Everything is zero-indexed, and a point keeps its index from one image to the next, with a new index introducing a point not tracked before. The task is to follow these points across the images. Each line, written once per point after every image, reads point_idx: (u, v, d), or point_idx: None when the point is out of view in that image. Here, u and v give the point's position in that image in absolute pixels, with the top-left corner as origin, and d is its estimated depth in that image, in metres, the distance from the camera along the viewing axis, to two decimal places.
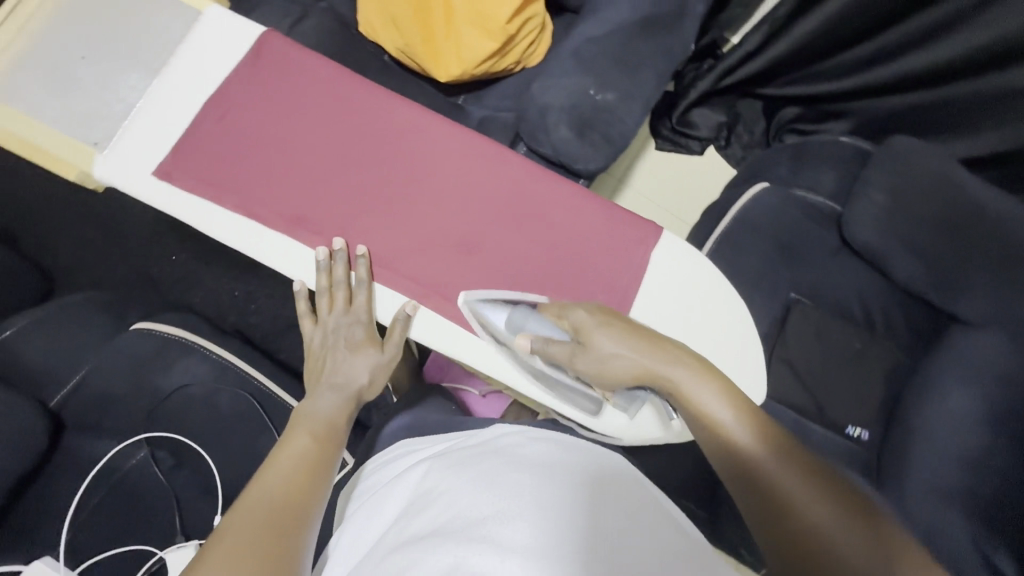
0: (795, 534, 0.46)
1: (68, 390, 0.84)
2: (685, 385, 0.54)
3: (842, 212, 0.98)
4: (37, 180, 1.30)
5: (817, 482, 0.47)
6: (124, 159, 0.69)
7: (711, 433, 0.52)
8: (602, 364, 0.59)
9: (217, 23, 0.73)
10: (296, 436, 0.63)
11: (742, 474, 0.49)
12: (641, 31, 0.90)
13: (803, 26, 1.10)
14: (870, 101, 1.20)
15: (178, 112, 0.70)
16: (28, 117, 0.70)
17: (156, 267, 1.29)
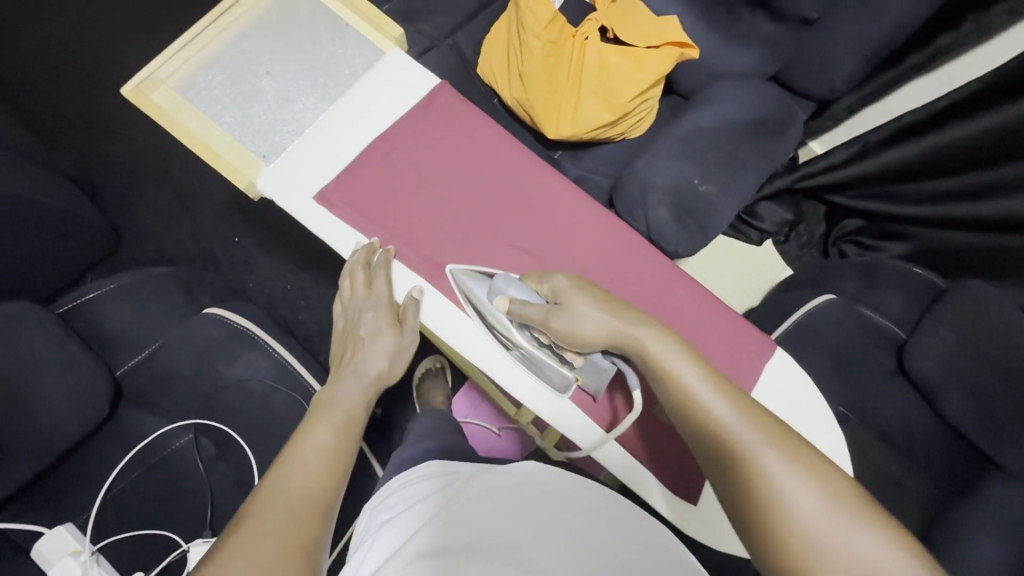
0: (757, 494, 0.50)
1: (138, 362, 0.85)
2: (662, 354, 0.59)
3: (906, 339, 1.00)
4: (128, 141, 1.35)
5: (777, 439, 0.52)
6: (289, 177, 0.72)
7: (685, 406, 0.56)
8: (575, 324, 0.63)
9: (397, 67, 0.78)
10: (313, 427, 0.66)
11: (714, 443, 0.54)
12: (751, 133, 0.94)
13: (890, 154, 1.14)
14: (934, 232, 1.22)
15: (348, 144, 0.74)
16: (208, 120, 0.74)
17: (220, 246, 1.32)
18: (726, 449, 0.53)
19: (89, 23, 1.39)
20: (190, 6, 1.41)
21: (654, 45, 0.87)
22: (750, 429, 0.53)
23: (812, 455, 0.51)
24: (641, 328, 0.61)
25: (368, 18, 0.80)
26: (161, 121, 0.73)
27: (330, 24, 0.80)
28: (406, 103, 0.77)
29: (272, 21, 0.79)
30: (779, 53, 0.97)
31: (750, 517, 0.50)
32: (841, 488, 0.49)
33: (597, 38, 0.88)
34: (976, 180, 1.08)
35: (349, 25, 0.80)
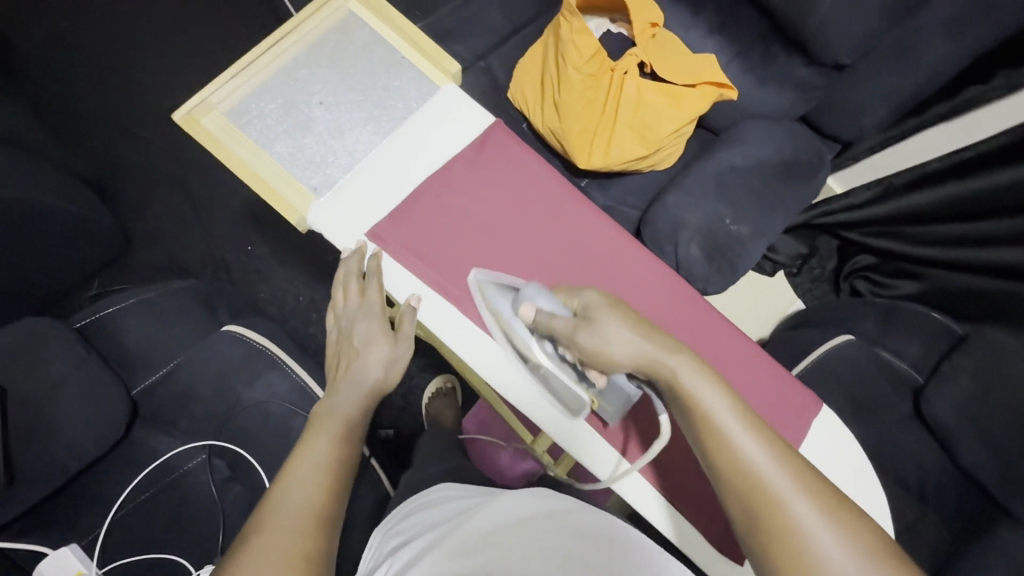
0: (789, 549, 0.47)
1: (156, 380, 0.83)
2: (694, 386, 0.54)
3: (924, 385, 1.00)
4: (142, 143, 1.33)
5: (814, 491, 0.49)
6: (342, 214, 0.71)
7: (717, 446, 0.52)
8: (602, 344, 0.59)
9: (452, 104, 0.76)
10: (311, 439, 0.63)
11: (746, 491, 0.50)
12: (783, 174, 0.94)
13: (912, 200, 1.15)
14: (947, 274, 1.16)
15: (401, 181, 0.73)
16: (260, 150, 0.72)
17: (233, 254, 1.30)
18: (760, 498, 0.49)
19: (111, 22, 1.38)
20: (215, 12, 1.40)
21: (693, 83, 0.87)
22: (786, 477, 0.49)
23: (851, 509, 0.48)
24: (673, 355, 0.57)
25: (425, 51, 0.78)
26: (212, 148, 0.71)
27: (385, 55, 0.78)
28: (460, 141, 0.76)
29: (326, 49, 0.77)
30: (811, 95, 0.98)
31: (762, 544, 0.49)
32: (852, 516, 0.48)
33: (636, 73, 0.87)
34: (992, 227, 1.05)
35: (405, 58, 0.78)
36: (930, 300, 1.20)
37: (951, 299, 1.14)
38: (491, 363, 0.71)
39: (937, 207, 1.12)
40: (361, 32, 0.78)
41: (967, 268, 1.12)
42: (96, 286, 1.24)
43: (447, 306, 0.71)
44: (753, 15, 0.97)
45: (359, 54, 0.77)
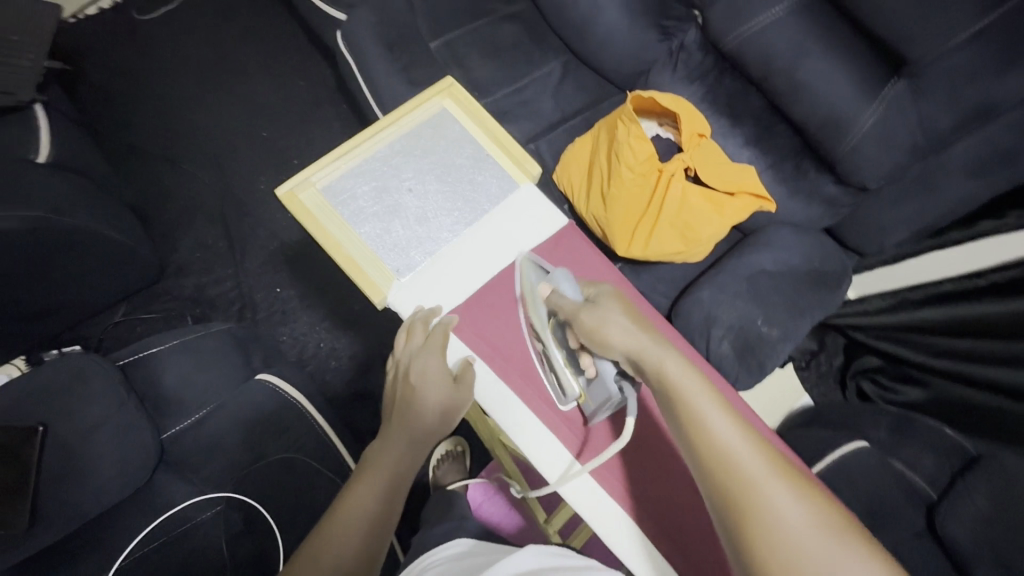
0: (759, 526, 0.47)
1: (187, 425, 0.83)
2: (681, 378, 0.57)
3: (938, 501, 0.99)
4: (188, 176, 1.37)
5: (781, 472, 0.50)
6: (417, 296, 0.74)
7: (693, 429, 0.54)
8: (602, 325, 0.63)
9: (532, 205, 0.80)
10: (368, 477, 0.66)
11: (721, 473, 0.51)
12: (810, 283, 0.99)
13: (925, 314, 1.21)
14: (951, 387, 1.18)
15: (477, 271, 0.77)
16: (347, 226, 0.75)
17: (262, 294, 1.30)
18: (733, 478, 0.50)
19: (174, 60, 1.45)
20: (275, 61, 1.47)
21: (733, 191, 0.94)
22: (759, 461, 0.51)
23: (820, 493, 0.50)
24: (659, 347, 0.60)
25: (510, 153, 0.82)
26: (306, 223, 0.75)
27: (472, 151, 0.82)
28: (537, 238, 0.80)
29: (420, 139, 0.81)
30: (838, 211, 1.05)
31: (735, 518, 0.49)
32: (817, 494, 0.49)
33: (681, 176, 0.93)
34: (995, 349, 1.09)
35: (491, 156, 0.82)
36: (937, 410, 1.21)
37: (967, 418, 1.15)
38: (547, 451, 0.71)
39: (948, 325, 1.18)
40: (452, 128, 0.83)
41: (982, 388, 1.13)
42: (121, 313, 1.25)
43: (508, 393, 0.72)
44: (787, 134, 1.07)
45: (449, 148, 0.82)
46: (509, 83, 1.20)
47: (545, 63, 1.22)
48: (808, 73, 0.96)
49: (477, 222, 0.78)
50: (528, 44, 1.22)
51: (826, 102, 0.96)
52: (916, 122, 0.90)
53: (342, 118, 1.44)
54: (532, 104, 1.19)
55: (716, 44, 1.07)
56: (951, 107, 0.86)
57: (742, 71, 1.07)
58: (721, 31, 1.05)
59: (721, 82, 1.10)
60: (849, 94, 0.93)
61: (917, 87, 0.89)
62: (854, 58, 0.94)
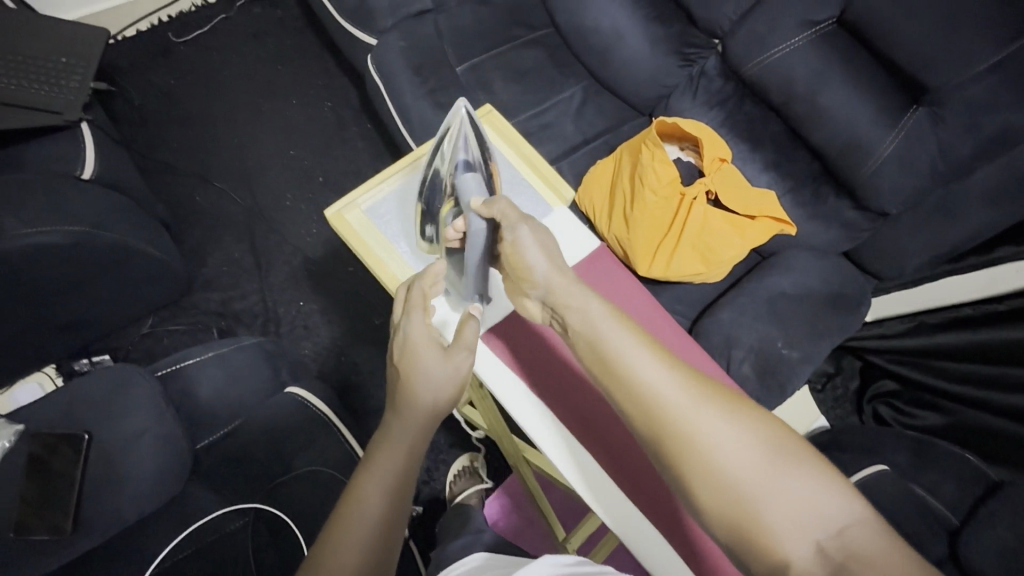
0: (692, 456, 0.50)
1: (216, 437, 0.86)
2: (598, 323, 0.58)
3: (961, 528, 0.99)
4: (218, 192, 1.41)
5: (701, 396, 0.53)
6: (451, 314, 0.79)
7: (616, 374, 0.55)
8: (522, 268, 0.63)
9: (566, 227, 0.82)
10: (371, 471, 0.62)
11: (650, 418, 0.53)
12: (830, 306, 1.01)
13: (945, 339, 1.21)
14: (972, 411, 1.18)
15: None
16: (390, 244, 0.80)
17: (285, 308, 1.33)
18: (658, 414, 0.52)
19: (207, 79, 1.50)
20: (304, 82, 1.52)
21: (754, 216, 0.96)
22: (679, 389, 0.53)
23: (741, 405, 0.53)
24: (580, 291, 0.60)
25: (545, 177, 0.86)
26: (351, 241, 0.80)
27: (509, 175, 0.86)
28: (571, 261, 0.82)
29: None
30: (857, 235, 1.07)
31: (665, 450, 0.52)
32: (736, 405, 0.53)
33: (703, 201, 0.95)
34: (1018, 374, 1.10)
35: (526, 180, 0.86)
36: (956, 435, 1.20)
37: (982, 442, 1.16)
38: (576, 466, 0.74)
39: (969, 350, 1.18)
40: (490, 153, 0.87)
41: (1002, 414, 1.13)
42: (149, 324, 1.28)
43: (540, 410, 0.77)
44: (805, 159, 1.09)
45: None
46: (532, 106, 1.23)
47: (567, 86, 1.26)
48: (828, 101, 0.99)
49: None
50: (551, 68, 1.26)
51: (846, 128, 0.98)
52: (936, 149, 0.92)
53: (366, 138, 1.48)
54: (554, 126, 1.23)
55: (736, 71, 1.10)
56: (971, 136, 0.88)
57: (762, 97, 1.09)
58: (742, 59, 1.07)
59: (741, 106, 1.12)
60: (868, 122, 0.96)
61: (937, 116, 0.91)
62: (874, 87, 0.96)
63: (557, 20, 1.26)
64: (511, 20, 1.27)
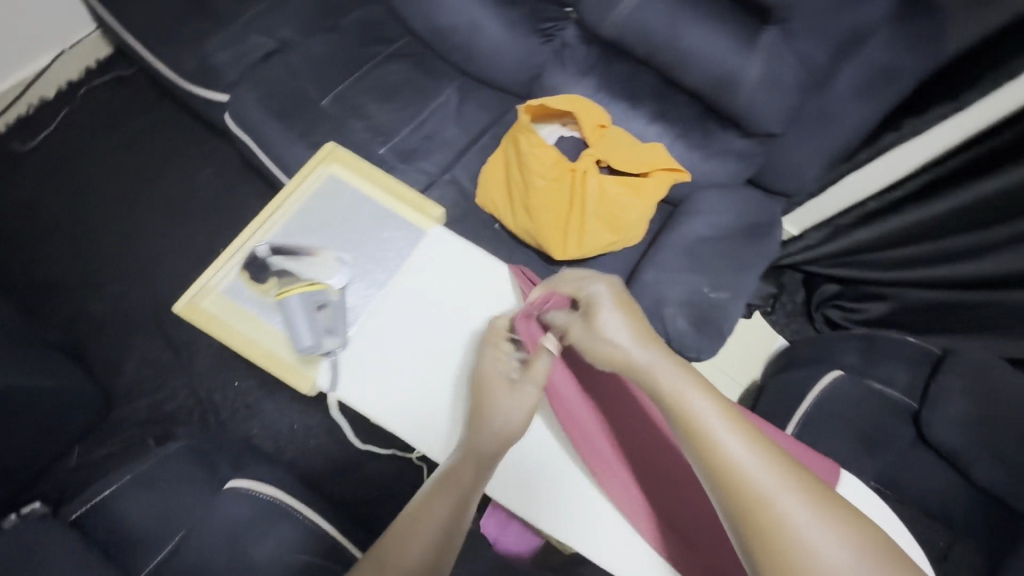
0: (783, 548, 0.47)
1: (165, 553, 0.85)
2: (678, 387, 0.55)
3: (920, 409, 1.04)
4: (114, 295, 1.31)
5: (797, 486, 0.50)
6: (346, 366, 0.75)
7: (704, 444, 0.52)
8: (600, 335, 0.60)
9: (443, 245, 0.81)
10: (432, 510, 0.62)
11: (741, 499, 0.49)
12: (745, 236, 1.03)
13: (858, 237, 1.24)
14: (908, 291, 1.23)
15: (401, 324, 0.77)
16: (259, 319, 0.79)
17: (219, 393, 1.25)
18: (750, 491, 0.49)
19: (67, 182, 1.39)
20: (174, 155, 1.43)
21: (649, 171, 0.95)
22: (770, 471, 0.50)
23: (838, 503, 0.50)
24: (654, 356, 0.58)
25: (409, 202, 0.85)
26: (214, 326, 0.78)
27: (372, 210, 0.85)
28: (456, 275, 0.80)
29: (320, 211, 0.84)
30: (752, 160, 1.08)
31: (757, 539, 0.48)
32: (830, 499, 0.50)
33: (595, 170, 0.93)
34: (952, 246, 1.13)
35: (390, 210, 0.85)
36: (904, 313, 1.26)
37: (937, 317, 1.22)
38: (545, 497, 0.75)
39: (890, 237, 1.21)
40: (346, 192, 0.86)
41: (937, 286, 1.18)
42: (77, 455, 1.18)
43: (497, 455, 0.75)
44: (685, 101, 1.09)
45: (346, 213, 0.84)
46: (412, 119, 1.19)
47: (440, 90, 1.22)
48: (687, 42, 0.98)
49: (391, 280, 0.80)
50: (418, 77, 1.22)
51: (710, 63, 0.99)
52: (796, 62, 0.93)
53: (257, 194, 1.40)
54: (436, 133, 1.18)
55: (594, 33, 1.09)
56: (823, 41, 0.89)
57: (626, 52, 1.08)
58: (596, 21, 1.05)
59: (610, 65, 1.10)
60: (728, 52, 0.96)
61: (789, 30, 0.91)
62: (723, 16, 0.96)
63: (413, 27, 1.22)
64: (366, 39, 1.22)
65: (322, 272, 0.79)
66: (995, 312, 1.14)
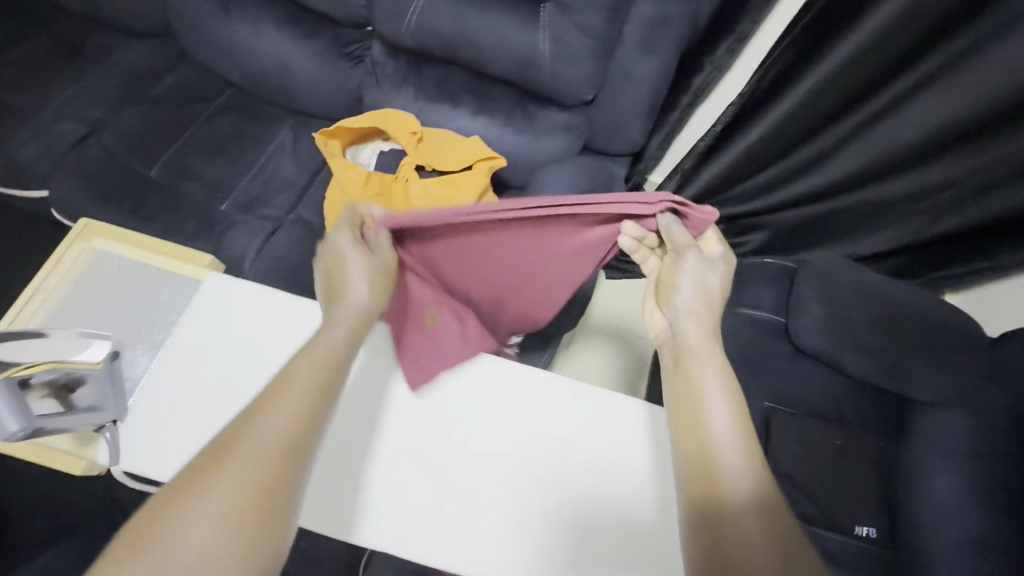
0: (726, 531, 0.50)
1: None
2: (698, 374, 0.58)
3: (787, 322, 1.12)
4: None
5: (764, 501, 0.51)
6: (135, 453, 0.62)
7: (696, 423, 0.55)
8: (685, 279, 0.62)
9: (217, 290, 0.71)
10: (296, 377, 0.53)
11: (707, 471, 0.53)
12: None
13: (707, 173, 1.23)
14: (780, 214, 1.28)
15: (188, 388, 0.65)
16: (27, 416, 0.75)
17: (119, 490, 1.18)
18: (712, 477, 0.52)
19: None
20: None
21: (468, 165, 0.97)
22: (745, 476, 0.52)
23: (796, 537, 0.50)
24: (700, 332, 0.61)
25: (172, 254, 0.86)
26: None
27: (141, 271, 0.82)
28: (236, 318, 0.69)
29: (92, 289, 0.81)
30: (577, 130, 1.12)
31: (708, 513, 0.51)
32: (786, 524, 0.50)
33: (416, 177, 0.96)
34: (805, 158, 1.13)
35: (159, 268, 0.82)
36: (780, 235, 1.32)
37: (815, 229, 1.28)
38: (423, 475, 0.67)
39: (748, 166, 1.20)
40: (113, 262, 0.83)
41: (806, 202, 1.23)
42: None
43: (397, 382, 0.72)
44: (501, 89, 1.12)
45: (115, 283, 0.82)
46: (248, 168, 1.18)
47: (274, 135, 1.22)
48: (477, 34, 1.01)
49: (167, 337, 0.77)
50: (247, 127, 1.22)
51: (505, 50, 1.02)
52: (577, 30, 0.96)
53: None
54: (275, 176, 1.18)
55: (397, 46, 1.11)
56: (593, 6, 0.93)
57: (432, 56, 1.10)
58: (393, 33, 1.07)
59: (422, 71, 1.12)
60: (516, 35, 0.99)
61: (562, 3, 0.95)
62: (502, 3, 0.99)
63: (232, 79, 1.24)
64: (186, 102, 1.23)
65: (63, 351, 0.72)
66: (856, 214, 1.21)
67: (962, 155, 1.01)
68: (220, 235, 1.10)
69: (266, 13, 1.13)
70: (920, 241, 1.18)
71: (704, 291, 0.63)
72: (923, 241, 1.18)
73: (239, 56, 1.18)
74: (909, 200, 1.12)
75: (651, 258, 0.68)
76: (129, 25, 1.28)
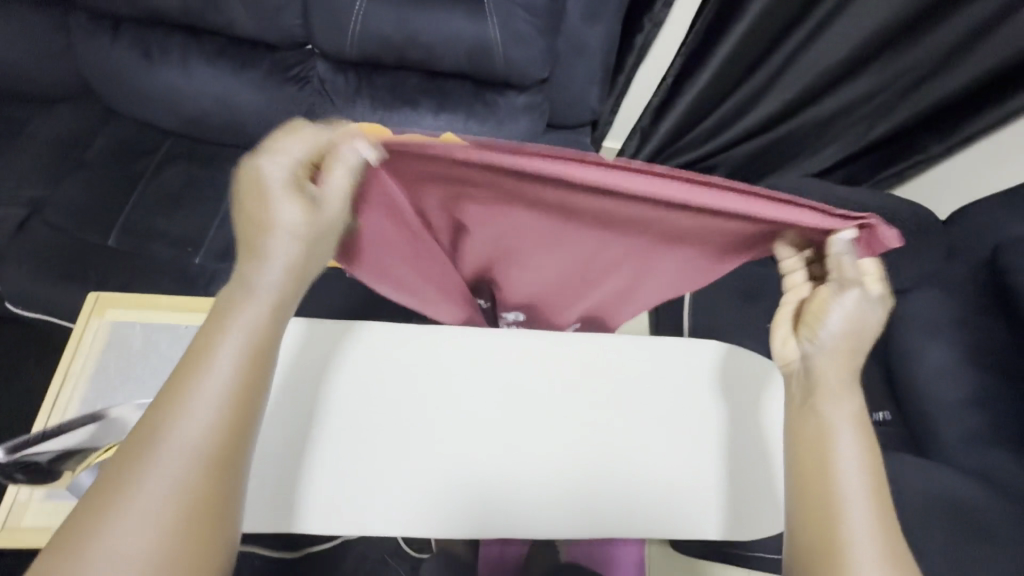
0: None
1: None
2: (828, 404, 0.48)
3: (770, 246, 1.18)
4: None
5: (892, 557, 0.41)
6: None
7: (817, 454, 0.46)
8: (839, 304, 0.50)
9: None
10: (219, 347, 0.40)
11: (824, 512, 0.43)
12: None
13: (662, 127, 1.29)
14: (732, 151, 1.36)
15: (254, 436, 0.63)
16: None
17: None
18: (830, 526, 0.43)
19: None
20: None
21: None
22: (866, 527, 0.42)
23: None
24: (830, 358, 0.50)
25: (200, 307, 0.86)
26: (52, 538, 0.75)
27: (170, 333, 0.84)
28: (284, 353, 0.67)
29: (119, 364, 0.82)
30: (538, 108, 1.13)
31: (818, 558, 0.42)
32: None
33: None
34: (752, 90, 1.20)
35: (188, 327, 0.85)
36: (736, 171, 1.41)
37: (765, 157, 1.37)
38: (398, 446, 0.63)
39: (700, 109, 1.26)
40: (134, 332, 0.84)
41: (759, 133, 1.31)
42: None
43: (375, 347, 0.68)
44: (456, 84, 1.12)
45: (142, 352, 0.82)
46: (213, 214, 1.12)
47: (230, 175, 1.17)
48: (423, 33, 0.99)
49: None
50: (200, 173, 1.16)
51: (454, 44, 1.01)
52: (522, 12, 0.97)
53: None
54: None
55: (342, 60, 1.08)
56: None
57: (380, 65, 1.08)
58: (335, 47, 1.05)
59: (372, 80, 1.10)
60: (462, 26, 0.99)
61: None
62: None
63: (170, 128, 1.17)
64: (126, 161, 1.15)
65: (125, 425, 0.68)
66: (803, 132, 1.30)
67: (893, 58, 1.09)
68: (204, 288, 1.05)
69: (193, 52, 1.07)
70: (863, 146, 1.29)
71: (858, 325, 0.50)
72: (866, 146, 1.29)
73: (173, 102, 1.12)
74: (852, 108, 1.22)
75: (799, 284, 0.57)
76: (43, 92, 1.19)
